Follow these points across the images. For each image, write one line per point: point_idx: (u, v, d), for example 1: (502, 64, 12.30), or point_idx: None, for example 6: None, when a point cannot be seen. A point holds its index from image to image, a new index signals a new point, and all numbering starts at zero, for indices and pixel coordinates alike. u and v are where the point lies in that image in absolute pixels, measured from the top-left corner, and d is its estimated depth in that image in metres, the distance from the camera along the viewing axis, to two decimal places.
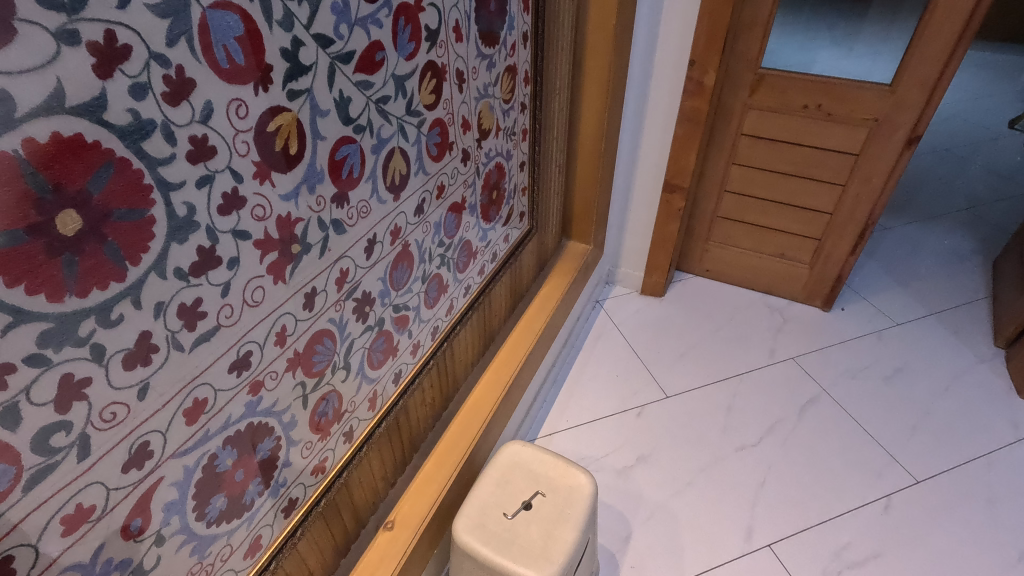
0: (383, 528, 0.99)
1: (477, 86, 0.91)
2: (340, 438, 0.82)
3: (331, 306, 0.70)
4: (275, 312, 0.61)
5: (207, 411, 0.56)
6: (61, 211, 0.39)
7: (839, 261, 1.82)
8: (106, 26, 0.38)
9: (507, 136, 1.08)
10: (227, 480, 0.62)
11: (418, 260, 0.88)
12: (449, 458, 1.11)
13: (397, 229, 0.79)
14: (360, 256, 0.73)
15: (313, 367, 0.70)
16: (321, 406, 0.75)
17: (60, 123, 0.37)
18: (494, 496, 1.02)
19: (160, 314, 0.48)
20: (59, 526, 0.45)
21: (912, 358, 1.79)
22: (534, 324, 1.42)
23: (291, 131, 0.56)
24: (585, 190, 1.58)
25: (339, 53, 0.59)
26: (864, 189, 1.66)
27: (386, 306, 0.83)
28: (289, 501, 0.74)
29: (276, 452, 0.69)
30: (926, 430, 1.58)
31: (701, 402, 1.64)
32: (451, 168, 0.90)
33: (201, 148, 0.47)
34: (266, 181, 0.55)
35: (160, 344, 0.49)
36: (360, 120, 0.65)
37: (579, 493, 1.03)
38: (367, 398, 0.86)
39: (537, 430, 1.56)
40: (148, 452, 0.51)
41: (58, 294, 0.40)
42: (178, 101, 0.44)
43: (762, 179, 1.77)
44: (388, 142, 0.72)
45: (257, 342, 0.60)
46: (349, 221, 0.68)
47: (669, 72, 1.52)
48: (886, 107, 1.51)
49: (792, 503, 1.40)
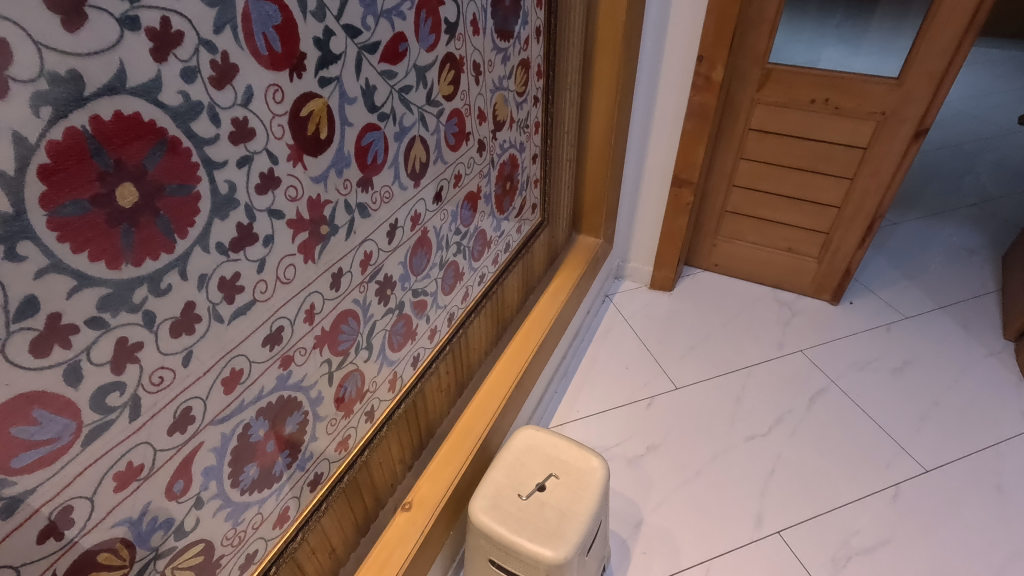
0: (401, 509, 1.02)
1: (492, 79, 0.94)
2: (363, 417, 0.85)
3: (355, 287, 0.73)
4: (305, 290, 0.64)
5: (243, 381, 0.59)
6: (120, 184, 0.42)
7: (848, 254, 1.84)
8: (162, 13, 0.41)
9: (520, 129, 1.11)
10: (260, 450, 0.65)
11: (435, 246, 0.91)
12: (464, 443, 1.13)
13: (417, 215, 0.82)
14: (383, 240, 0.76)
15: (339, 347, 0.73)
16: (345, 384, 0.77)
17: (122, 104, 0.40)
18: (509, 478, 1.05)
19: (203, 285, 0.51)
20: (112, 482, 0.48)
21: (921, 350, 1.80)
22: (545, 317, 1.44)
23: (322, 117, 0.59)
24: (595, 186, 1.60)
25: (365, 44, 0.62)
26: (871, 183, 1.68)
27: (406, 291, 0.86)
28: (314, 476, 0.77)
29: (303, 427, 0.71)
30: (935, 421, 1.59)
31: (710, 394, 1.66)
32: (467, 158, 0.93)
33: (242, 130, 0.50)
34: (299, 164, 0.58)
35: (202, 314, 0.52)
36: (384, 108, 0.69)
37: (593, 476, 1.05)
38: (388, 380, 0.89)
39: (549, 419, 1.59)
40: (190, 417, 0.54)
41: (116, 262, 0.43)
42: (223, 85, 0.47)
43: (770, 174, 1.79)
44: (409, 130, 0.75)
45: (288, 318, 0.63)
46: (373, 206, 0.72)
47: (679, 65, 1.54)
48: (893, 100, 1.53)
49: (801, 491, 1.42)
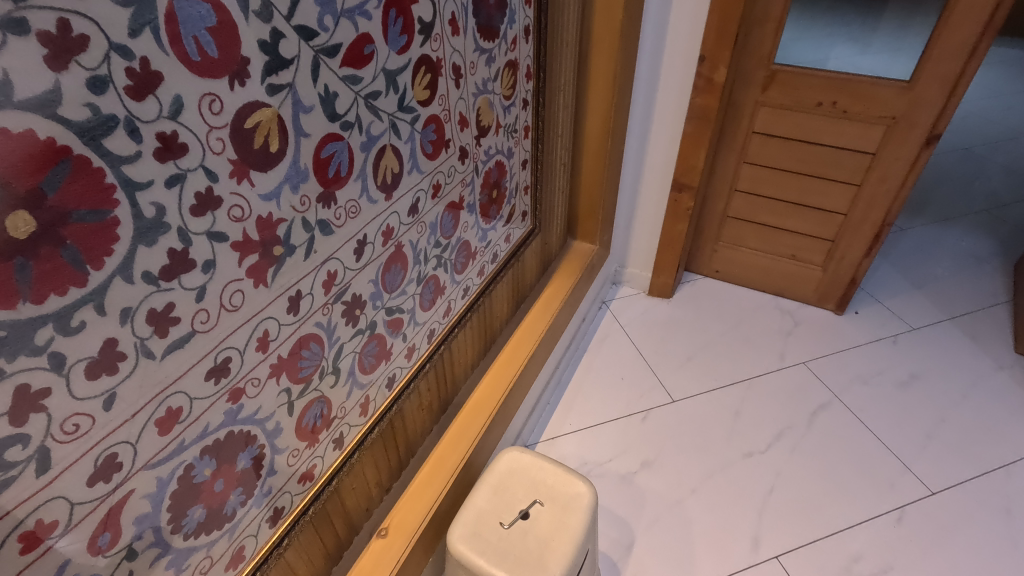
0: (376, 535, 0.97)
1: (475, 81, 0.88)
2: (330, 444, 0.79)
3: (318, 309, 0.68)
4: (256, 316, 0.59)
5: (182, 420, 0.53)
6: (11, 212, 0.36)
7: (854, 263, 1.77)
8: (58, 14, 0.36)
9: (508, 134, 1.05)
10: (206, 490, 0.59)
11: (412, 261, 0.85)
12: (446, 463, 1.08)
13: (389, 229, 0.77)
14: (349, 258, 0.70)
15: (299, 375, 0.68)
16: (309, 413, 0.72)
17: (9, 119, 0.35)
18: (491, 503, 0.99)
19: (127, 320, 0.45)
20: (17, 543, 0.43)
21: (928, 363, 1.74)
22: (535, 328, 1.38)
23: (271, 128, 0.54)
24: (590, 190, 1.54)
25: (323, 46, 0.56)
26: (879, 190, 1.61)
27: (378, 309, 0.80)
28: (274, 511, 0.72)
29: (259, 461, 0.66)
30: (942, 439, 1.53)
31: (708, 407, 1.60)
32: (448, 166, 0.87)
33: (170, 145, 0.45)
34: (244, 181, 0.52)
35: (127, 351, 0.46)
36: (348, 117, 0.63)
37: (579, 503, 0.99)
38: (359, 404, 0.83)
39: (540, 433, 1.53)
40: (116, 464, 0.48)
41: (10, 300, 0.38)
42: (144, 95, 0.42)
43: (774, 179, 1.72)
44: (378, 139, 0.69)
45: (237, 348, 0.57)
46: (337, 222, 0.66)
47: (680, 65, 1.48)
48: (904, 104, 1.46)
49: (801, 512, 1.37)
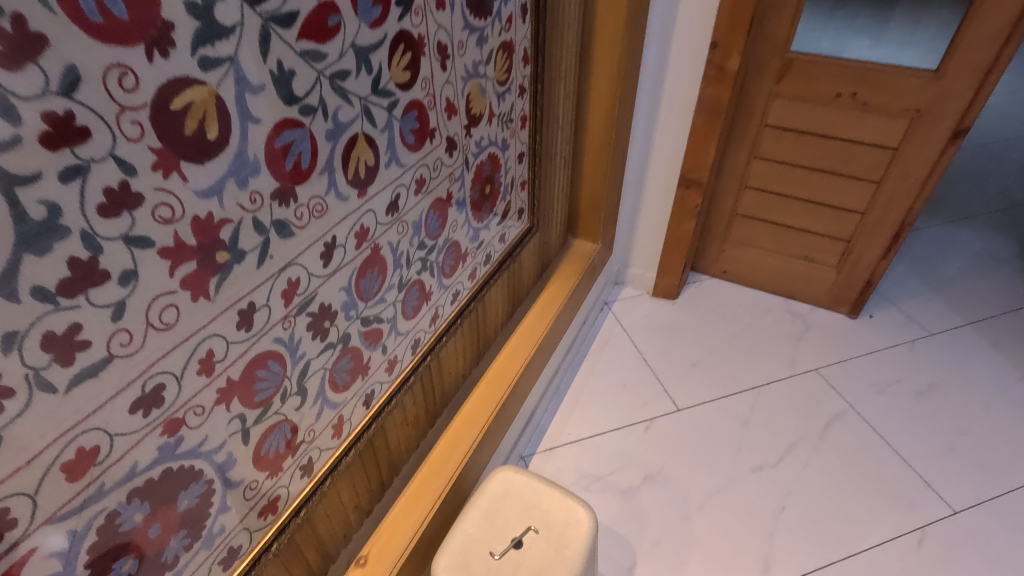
0: (355, 564, 0.89)
1: (464, 63, 0.79)
2: (297, 472, 0.70)
3: (277, 324, 0.59)
4: (196, 335, 0.50)
5: (100, 462, 0.45)
6: None
7: (870, 264, 1.68)
8: None
9: (502, 124, 0.95)
10: (138, 538, 0.51)
11: (392, 265, 0.76)
12: (432, 483, 0.99)
13: (363, 230, 0.68)
14: (315, 263, 0.61)
15: (254, 400, 0.59)
16: (268, 439, 0.63)
17: None
18: (481, 530, 0.91)
19: (13, 347, 0.37)
20: None
21: (947, 372, 1.64)
22: (533, 333, 1.29)
23: (208, 110, 0.44)
24: (593, 185, 1.44)
25: (274, 13, 0.47)
26: (900, 187, 1.52)
27: (352, 320, 0.71)
28: (228, 551, 0.63)
29: (208, 498, 0.57)
30: (963, 453, 1.44)
31: (715, 416, 1.51)
32: (432, 159, 0.78)
33: (65, 129, 0.36)
34: (174, 174, 0.43)
35: (15, 386, 0.37)
36: (308, 100, 0.53)
37: (577, 531, 0.90)
38: (331, 425, 0.74)
39: (536, 444, 1.44)
40: (9, 521, 0.40)
41: None
42: (20, 64, 0.33)
43: (787, 175, 1.62)
44: (348, 126, 0.60)
45: (172, 373, 0.48)
46: (298, 222, 0.57)
47: (689, 53, 1.38)
48: (930, 96, 1.36)
49: (814, 532, 1.28)
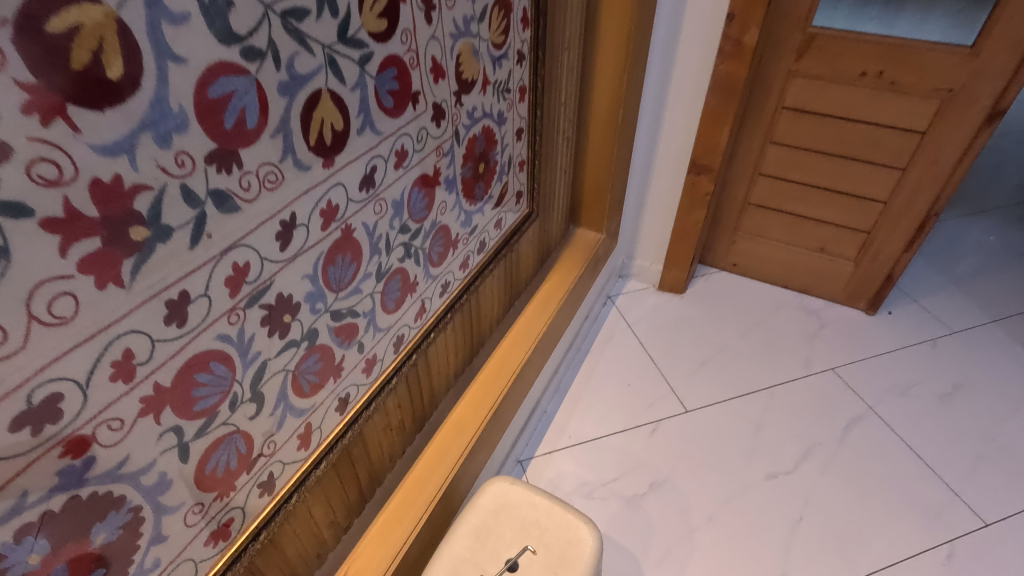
0: None
1: (453, 18, 0.68)
2: (254, 489, 0.61)
3: (220, 318, 0.48)
4: (104, 332, 0.39)
5: None
6: None
7: (891, 258, 1.57)
8: None
9: (497, 93, 0.85)
10: None
11: (369, 251, 0.66)
12: (418, 495, 0.89)
13: (331, 208, 0.57)
14: (268, 246, 0.51)
15: (193, 410, 0.49)
16: (215, 455, 0.53)
17: None
18: (471, 551, 0.81)
19: None
20: None
21: (972, 372, 1.55)
22: (531, 329, 1.19)
23: (107, 37, 0.34)
24: (597, 170, 1.34)
25: None
26: (927, 175, 1.41)
27: (319, 314, 0.61)
28: None
29: (135, 529, 0.47)
30: (992, 461, 1.35)
31: (725, 419, 1.41)
32: (416, 128, 0.67)
33: None
34: (58, 120, 0.33)
35: None
36: (253, 40, 0.43)
37: (579, 552, 0.80)
38: (296, 435, 0.64)
39: (535, 447, 1.35)
40: None
41: None
42: None
43: (804, 161, 1.52)
44: (310, 80, 0.49)
45: (72, 380, 0.38)
46: (244, 194, 0.47)
47: (703, 26, 1.27)
48: (964, 74, 1.25)
49: (834, 546, 1.18)
